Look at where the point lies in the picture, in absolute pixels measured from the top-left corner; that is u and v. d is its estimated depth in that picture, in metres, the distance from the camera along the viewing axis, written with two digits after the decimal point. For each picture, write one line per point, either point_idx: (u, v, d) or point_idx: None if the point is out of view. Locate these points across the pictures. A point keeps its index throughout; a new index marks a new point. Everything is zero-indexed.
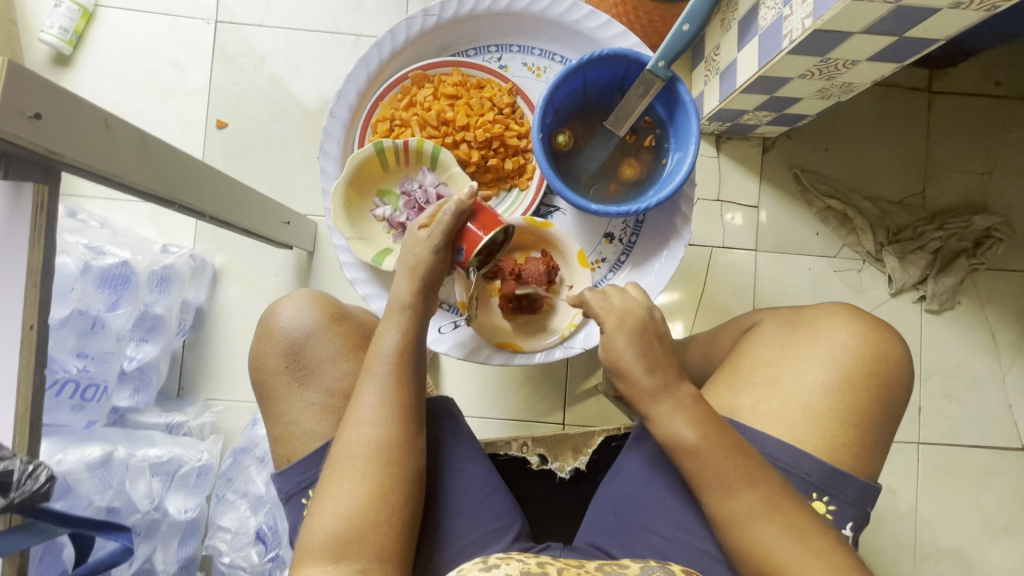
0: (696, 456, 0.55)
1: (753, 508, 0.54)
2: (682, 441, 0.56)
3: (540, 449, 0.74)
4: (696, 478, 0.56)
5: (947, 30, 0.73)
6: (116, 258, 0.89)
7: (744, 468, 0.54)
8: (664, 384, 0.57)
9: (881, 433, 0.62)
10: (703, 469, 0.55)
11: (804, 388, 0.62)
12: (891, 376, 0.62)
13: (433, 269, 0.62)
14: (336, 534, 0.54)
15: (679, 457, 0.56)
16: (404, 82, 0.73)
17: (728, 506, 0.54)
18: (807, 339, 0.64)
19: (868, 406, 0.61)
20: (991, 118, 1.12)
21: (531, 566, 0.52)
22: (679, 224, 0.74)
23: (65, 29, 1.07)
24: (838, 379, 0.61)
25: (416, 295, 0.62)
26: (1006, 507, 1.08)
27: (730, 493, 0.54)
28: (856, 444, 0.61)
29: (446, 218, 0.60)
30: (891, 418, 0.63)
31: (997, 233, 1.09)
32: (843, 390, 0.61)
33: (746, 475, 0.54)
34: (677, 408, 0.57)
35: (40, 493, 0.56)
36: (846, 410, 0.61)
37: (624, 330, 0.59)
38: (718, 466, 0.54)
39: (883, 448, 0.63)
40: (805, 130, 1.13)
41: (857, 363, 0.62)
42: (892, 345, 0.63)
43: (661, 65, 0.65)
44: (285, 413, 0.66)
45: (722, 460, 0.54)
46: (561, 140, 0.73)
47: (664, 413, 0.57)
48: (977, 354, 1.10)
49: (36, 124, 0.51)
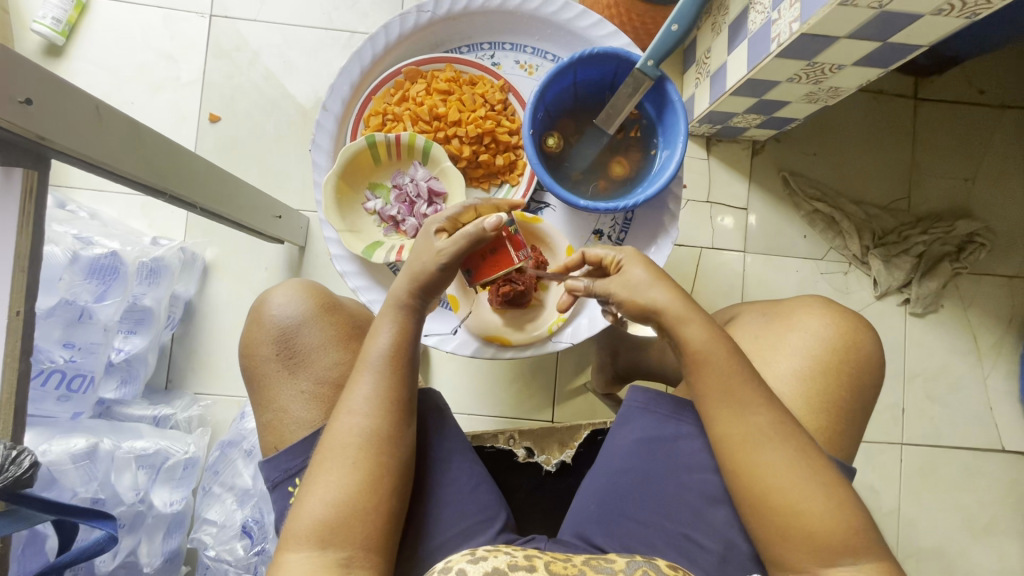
0: (722, 377, 0.56)
1: (742, 445, 0.56)
2: (706, 354, 0.57)
3: (527, 442, 0.77)
4: (711, 399, 0.57)
5: (930, 37, 0.75)
6: (104, 248, 0.88)
7: (740, 401, 0.56)
8: (688, 302, 0.58)
9: (858, 427, 0.64)
10: (724, 383, 0.56)
11: (778, 376, 0.63)
12: (866, 370, 0.63)
13: (435, 281, 0.62)
14: (323, 521, 0.54)
15: (695, 374, 0.57)
16: (397, 77, 0.74)
17: (747, 422, 0.55)
18: (779, 329, 0.66)
19: (842, 395, 0.62)
20: (975, 126, 1.14)
21: (519, 559, 0.53)
22: (666, 221, 0.74)
23: (58, 19, 1.07)
24: (816, 372, 0.62)
25: (414, 296, 0.62)
26: (985, 508, 1.09)
27: (748, 410, 0.56)
28: (834, 436, 0.62)
29: (463, 240, 0.60)
30: (867, 413, 0.65)
31: (979, 238, 1.11)
32: (816, 378, 0.62)
33: (762, 395, 0.56)
34: (703, 322, 0.57)
35: (23, 480, 0.56)
36: (817, 396, 0.62)
37: (641, 257, 0.61)
38: (738, 385, 0.56)
39: (857, 439, 0.64)
40: (794, 133, 1.15)
41: (829, 352, 0.63)
42: (870, 339, 0.65)
43: (650, 64, 0.66)
44: (274, 400, 0.66)
45: (740, 378, 0.56)
46: (552, 142, 0.73)
47: (691, 328, 0.57)
48: (959, 357, 1.12)
49: (27, 109, 0.51)
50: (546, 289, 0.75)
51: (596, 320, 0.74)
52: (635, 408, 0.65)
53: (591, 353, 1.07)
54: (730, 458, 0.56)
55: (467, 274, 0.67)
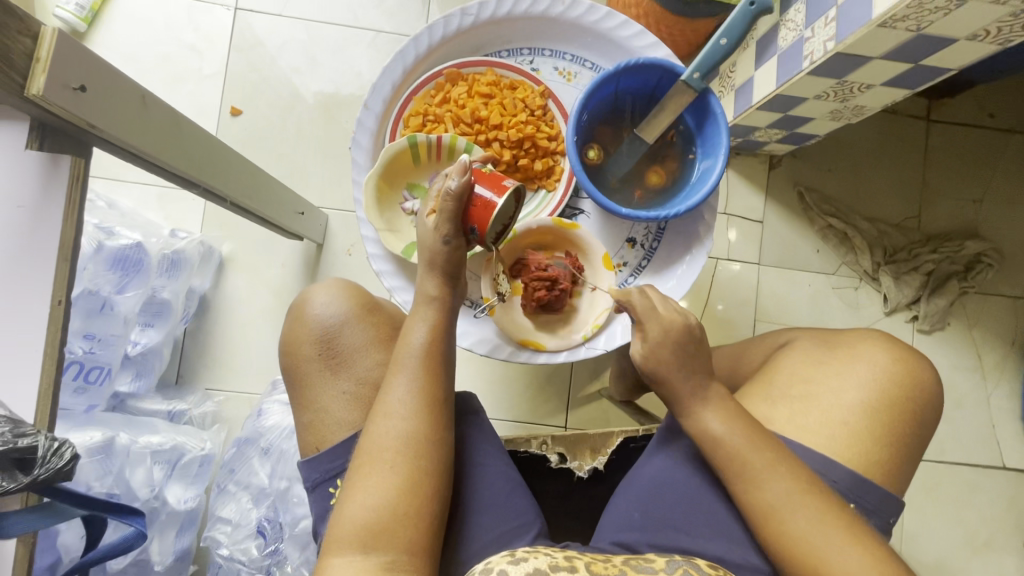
0: (739, 454, 0.57)
1: (768, 508, 0.56)
2: (713, 435, 0.58)
3: (560, 447, 0.74)
4: (728, 475, 0.58)
5: (960, 61, 0.76)
6: (129, 239, 0.89)
7: (750, 476, 0.56)
8: (701, 387, 0.60)
9: (913, 459, 0.64)
10: (734, 463, 0.57)
11: (842, 406, 0.63)
12: (924, 398, 0.64)
13: (450, 260, 0.61)
14: (365, 525, 0.53)
15: (705, 446, 0.59)
16: (438, 78, 0.73)
17: (764, 496, 0.56)
18: (845, 359, 0.66)
19: (904, 429, 0.63)
20: (984, 148, 1.17)
21: (559, 560, 0.52)
22: (702, 231, 0.75)
23: (82, 5, 1.06)
24: (882, 404, 0.63)
25: (443, 289, 0.61)
26: (986, 525, 1.12)
27: (757, 485, 0.56)
28: (894, 472, 0.63)
29: (447, 199, 0.58)
30: (922, 438, 0.65)
31: (987, 258, 1.13)
32: (882, 412, 0.63)
33: (780, 462, 0.56)
34: (708, 407, 0.59)
35: (63, 471, 0.56)
36: (879, 426, 0.62)
37: (664, 339, 0.62)
38: (748, 454, 0.57)
39: (911, 469, 0.65)
40: (810, 150, 1.17)
41: (894, 385, 0.64)
42: (923, 369, 0.65)
43: (697, 76, 0.66)
44: (315, 401, 0.65)
45: (752, 455, 0.57)
46: (592, 155, 0.74)
47: (699, 411, 0.60)
48: (965, 375, 1.14)
49: (80, 96, 0.51)
50: (579, 295, 0.75)
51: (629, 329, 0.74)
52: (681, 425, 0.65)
53: (607, 360, 1.07)
54: (770, 483, 0.56)
55: (473, 235, 0.60)
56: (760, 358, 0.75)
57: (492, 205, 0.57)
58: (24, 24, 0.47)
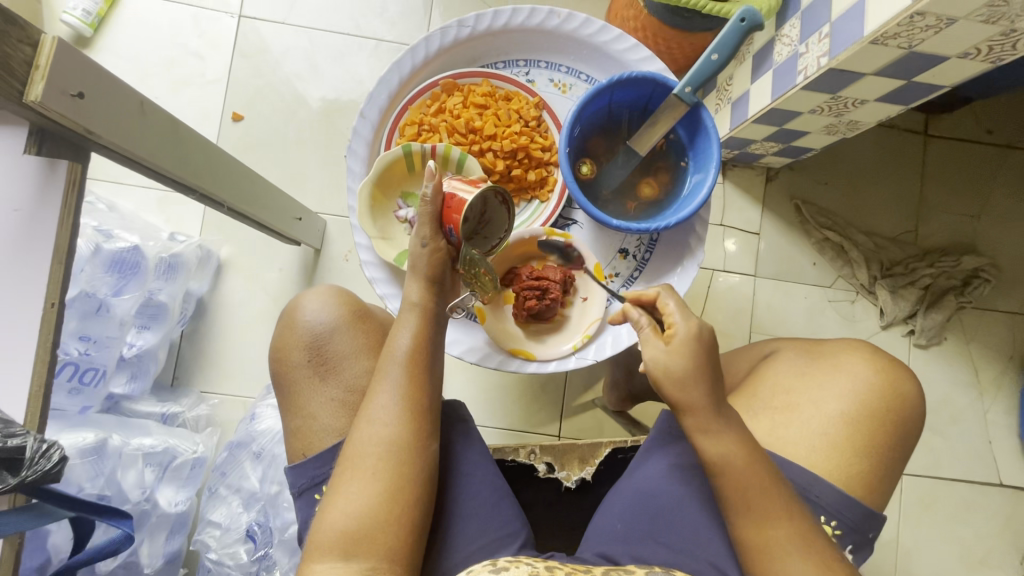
0: (727, 470, 0.56)
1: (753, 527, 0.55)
2: (727, 462, 0.55)
3: (548, 457, 0.74)
4: (727, 501, 0.56)
5: (953, 79, 0.77)
6: (127, 242, 0.90)
7: (755, 508, 0.55)
8: (721, 410, 0.55)
9: (897, 472, 0.65)
10: (739, 493, 0.55)
11: (825, 417, 0.63)
12: (909, 412, 0.64)
13: (432, 264, 0.60)
14: (346, 531, 0.53)
15: None
16: (434, 88, 0.75)
17: (759, 523, 0.55)
18: (827, 370, 0.66)
19: (888, 443, 0.63)
20: (982, 164, 1.17)
21: (541, 570, 0.52)
22: (694, 243, 0.75)
23: (88, 11, 1.08)
24: (866, 418, 0.63)
25: (427, 296, 0.61)
26: (981, 543, 1.11)
27: (768, 521, 0.55)
28: (877, 486, 0.63)
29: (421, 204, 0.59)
30: (905, 451, 0.65)
31: (984, 273, 1.13)
32: (867, 425, 0.63)
33: (774, 495, 0.55)
34: (731, 430, 0.55)
35: (50, 474, 0.57)
36: (861, 439, 0.63)
37: (692, 354, 0.54)
38: (736, 474, 0.56)
39: (894, 482, 0.65)
40: (807, 163, 1.17)
41: (879, 398, 0.64)
42: (909, 382, 0.65)
43: (688, 91, 0.66)
44: (304, 407, 0.65)
45: (751, 482, 0.55)
46: (586, 170, 0.75)
47: (716, 433, 0.55)
48: (961, 390, 1.14)
49: (78, 103, 0.51)
50: (571, 305, 0.76)
51: (621, 338, 0.74)
52: (669, 434, 0.65)
53: (602, 369, 1.07)
54: (752, 498, 0.55)
55: (453, 238, 0.59)
56: (746, 368, 0.75)
57: (460, 202, 0.56)
58: (24, 32, 0.48)
